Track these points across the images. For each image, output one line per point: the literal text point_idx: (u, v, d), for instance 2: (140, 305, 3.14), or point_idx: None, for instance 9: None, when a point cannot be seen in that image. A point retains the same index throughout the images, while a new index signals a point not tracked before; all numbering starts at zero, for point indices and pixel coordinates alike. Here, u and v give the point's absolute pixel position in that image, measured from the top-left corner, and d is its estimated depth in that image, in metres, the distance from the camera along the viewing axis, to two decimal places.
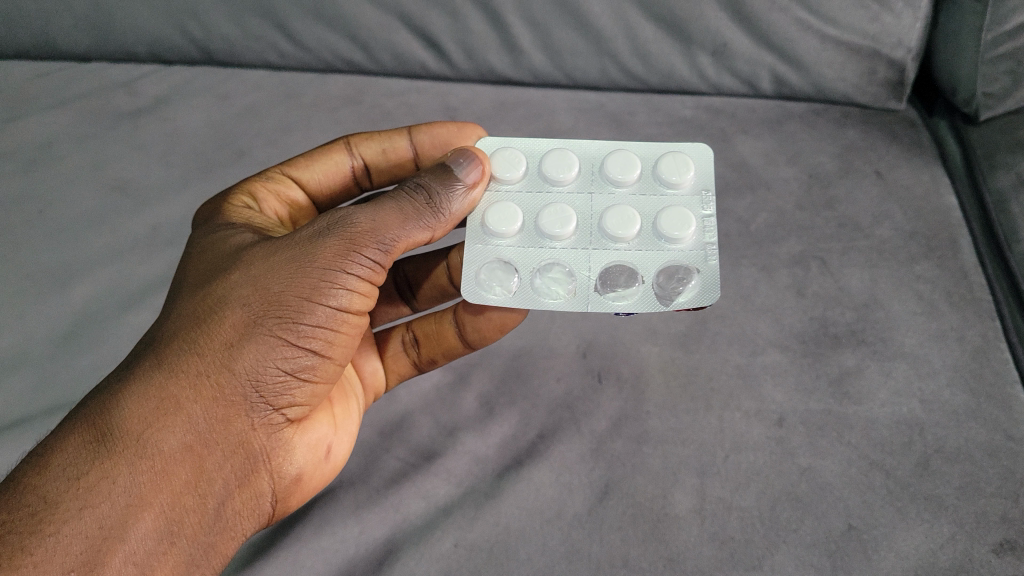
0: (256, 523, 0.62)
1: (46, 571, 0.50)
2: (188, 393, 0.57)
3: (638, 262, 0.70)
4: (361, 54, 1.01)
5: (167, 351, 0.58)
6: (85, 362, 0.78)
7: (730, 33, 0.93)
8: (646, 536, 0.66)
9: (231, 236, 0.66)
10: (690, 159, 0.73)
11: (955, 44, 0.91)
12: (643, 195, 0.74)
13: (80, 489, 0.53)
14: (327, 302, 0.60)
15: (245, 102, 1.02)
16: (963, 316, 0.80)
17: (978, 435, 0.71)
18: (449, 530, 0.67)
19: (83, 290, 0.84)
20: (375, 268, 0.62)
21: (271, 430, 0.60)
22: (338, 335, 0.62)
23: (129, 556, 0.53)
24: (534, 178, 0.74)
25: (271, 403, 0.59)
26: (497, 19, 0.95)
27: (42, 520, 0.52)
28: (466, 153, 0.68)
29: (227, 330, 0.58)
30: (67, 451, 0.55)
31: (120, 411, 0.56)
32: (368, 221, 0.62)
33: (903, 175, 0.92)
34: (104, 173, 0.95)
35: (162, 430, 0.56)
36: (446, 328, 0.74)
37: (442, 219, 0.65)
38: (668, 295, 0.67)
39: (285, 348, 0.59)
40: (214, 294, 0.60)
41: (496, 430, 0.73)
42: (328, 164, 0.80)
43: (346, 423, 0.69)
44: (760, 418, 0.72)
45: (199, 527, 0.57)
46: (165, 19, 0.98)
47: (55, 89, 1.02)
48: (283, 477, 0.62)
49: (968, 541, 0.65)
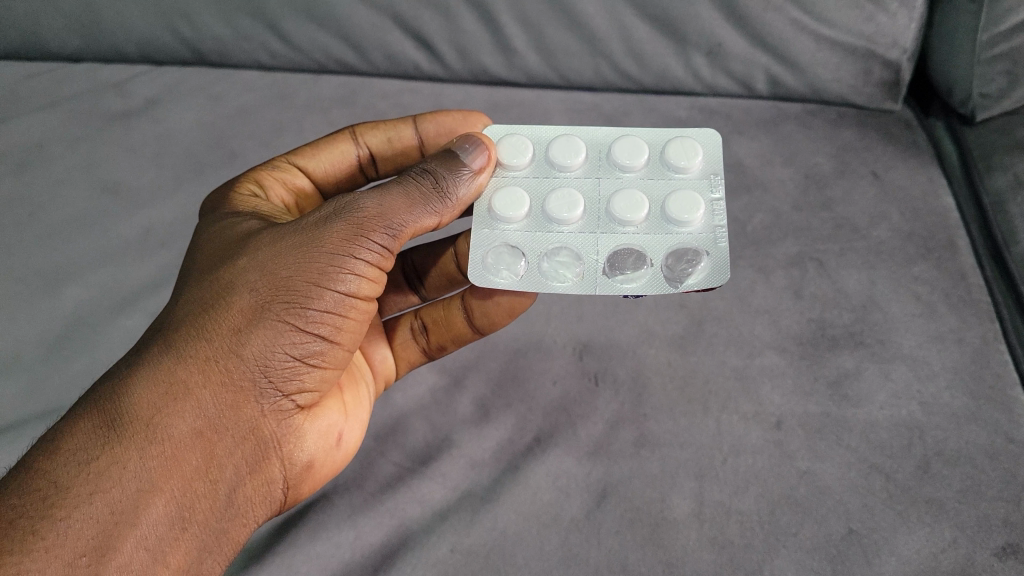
0: (268, 511, 0.62)
1: (59, 555, 0.51)
2: (197, 377, 0.57)
3: (647, 246, 0.70)
4: (353, 54, 1.00)
5: (177, 337, 0.59)
6: (76, 365, 0.77)
7: (725, 33, 0.92)
8: (645, 540, 0.65)
9: (239, 224, 0.67)
10: (698, 145, 0.73)
11: (952, 45, 0.90)
12: (651, 179, 0.74)
13: (91, 474, 0.54)
14: (335, 287, 0.60)
15: (236, 103, 1.01)
16: (961, 317, 0.79)
17: (979, 437, 0.71)
18: (444, 535, 0.66)
19: (74, 293, 0.83)
20: (384, 254, 0.62)
21: (281, 417, 0.61)
22: (347, 321, 0.62)
23: (141, 541, 0.54)
24: (541, 164, 0.75)
25: (281, 388, 0.60)
26: (490, 19, 0.94)
27: (54, 505, 0.52)
28: (473, 139, 0.69)
29: (236, 316, 0.59)
30: (78, 437, 0.55)
31: (130, 396, 0.56)
32: (375, 206, 0.62)
33: (900, 176, 0.92)
34: (95, 175, 0.93)
35: (171, 416, 0.56)
36: (454, 313, 0.73)
37: (449, 204, 0.66)
38: (677, 277, 0.66)
39: (294, 333, 0.59)
40: (222, 280, 0.60)
41: (492, 434, 0.72)
42: (334, 153, 0.80)
43: (357, 411, 0.69)
44: (758, 422, 0.72)
45: (210, 514, 0.57)
46: (155, 19, 0.98)
47: (45, 89, 1.01)
48: (294, 464, 0.62)
49: (970, 545, 0.65)
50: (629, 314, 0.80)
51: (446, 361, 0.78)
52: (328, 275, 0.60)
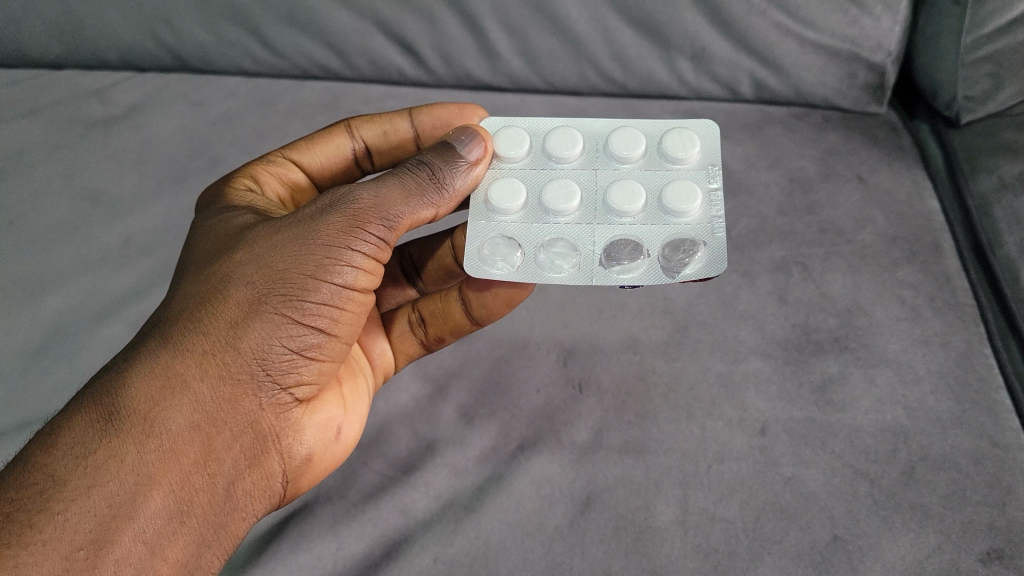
0: (268, 505, 0.61)
1: (56, 548, 0.51)
2: (195, 371, 0.57)
3: (644, 236, 0.69)
4: (337, 60, 0.99)
5: (174, 331, 0.58)
6: (57, 375, 0.77)
7: (709, 38, 0.92)
8: (629, 548, 0.64)
9: (233, 218, 0.66)
10: (696, 136, 0.73)
11: (936, 47, 0.91)
12: (649, 170, 0.73)
13: (88, 468, 0.53)
14: (332, 279, 0.60)
15: (219, 109, 1.00)
16: (946, 322, 0.79)
17: (964, 442, 0.71)
18: (427, 545, 0.66)
19: (54, 303, 0.82)
20: (380, 246, 0.62)
21: (280, 411, 0.60)
22: (344, 313, 0.61)
23: (139, 534, 0.53)
24: (538, 156, 0.74)
25: (278, 381, 0.59)
26: (474, 25, 0.94)
27: (51, 498, 0.52)
28: (468, 132, 0.69)
29: (232, 309, 0.58)
30: (76, 431, 0.55)
31: (126, 390, 0.56)
32: (371, 198, 0.62)
33: (885, 179, 0.92)
34: (77, 183, 0.93)
35: (168, 409, 0.56)
36: (452, 305, 0.74)
37: (445, 195, 0.66)
38: (673, 267, 0.66)
39: (291, 326, 0.59)
40: (219, 273, 0.60)
41: (476, 442, 0.72)
42: (329, 147, 0.80)
43: (355, 404, 0.69)
44: (743, 428, 0.72)
45: (209, 507, 0.56)
46: (137, 26, 0.97)
47: (26, 97, 1.01)
48: (294, 456, 0.61)
49: (955, 551, 0.64)
50: (613, 321, 0.80)
51: (430, 369, 0.77)
52: (324, 266, 0.59)
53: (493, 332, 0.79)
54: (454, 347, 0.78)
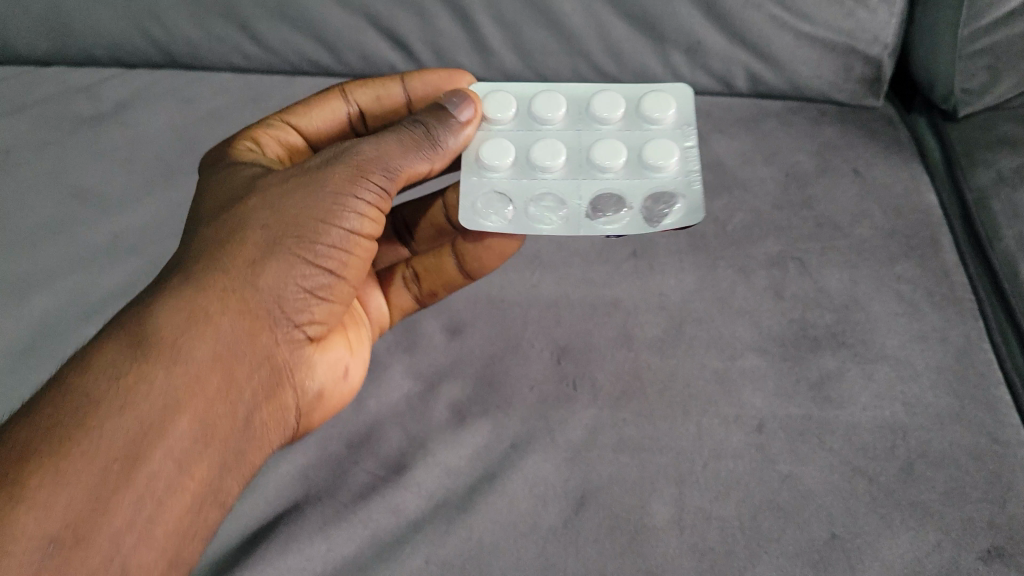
0: (280, 439, 0.65)
1: (93, 459, 0.52)
2: (218, 305, 0.60)
3: (626, 190, 0.72)
4: (327, 55, 0.98)
5: (196, 268, 0.61)
6: (43, 377, 0.75)
7: (704, 31, 0.91)
8: (624, 549, 0.63)
9: (241, 168, 0.69)
10: (672, 98, 0.75)
11: (933, 38, 0.90)
12: (628, 130, 0.75)
13: (122, 387, 0.55)
14: (340, 224, 0.64)
15: (209, 106, 0.99)
16: (945, 317, 0.78)
17: (963, 438, 0.70)
18: (420, 545, 0.64)
19: (41, 303, 0.81)
20: (381, 195, 0.66)
21: (292, 347, 0.64)
22: (350, 256, 0.66)
23: (168, 452, 0.55)
24: (523, 118, 0.75)
25: (292, 319, 0.63)
26: (466, 19, 0.93)
27: (86, 417, 0.53)
28: (461, 93, 0.71)
29: (250, 249, 0.62)
30: (107, 354, 0.56)
31: (153, 320, 0.58)
32: (373, 151, 0.66)
33: (882, 174, 0.91)
34: (64, 181, 0.92)
35: (195, 338, 0.58)
36: (445, 261, 0.77)
37: (442, 152, 0.69)
38: (655, 217, 0.69)
39: (303, 266, 0.63)
40: (234, 216, 0.63)
41: (468, 441, 0.70)
42: (325, 111, 0.79)
43: (360, 348, 0.73)
44: (740, 425, 0.71)
45: (230, 433, 0.59)
46: (125, 21, 0.96)
47: (14, 94, 1.00)
48: (305, 393, 0.66)
49: (955, 548, 0.63)
50: (607, 317, 0.79)
51: (422, 366, 0.76)
52: (332, 212, 0.63)
53: (486, 330, 0.78)
54: (447, 345, 0.77)
